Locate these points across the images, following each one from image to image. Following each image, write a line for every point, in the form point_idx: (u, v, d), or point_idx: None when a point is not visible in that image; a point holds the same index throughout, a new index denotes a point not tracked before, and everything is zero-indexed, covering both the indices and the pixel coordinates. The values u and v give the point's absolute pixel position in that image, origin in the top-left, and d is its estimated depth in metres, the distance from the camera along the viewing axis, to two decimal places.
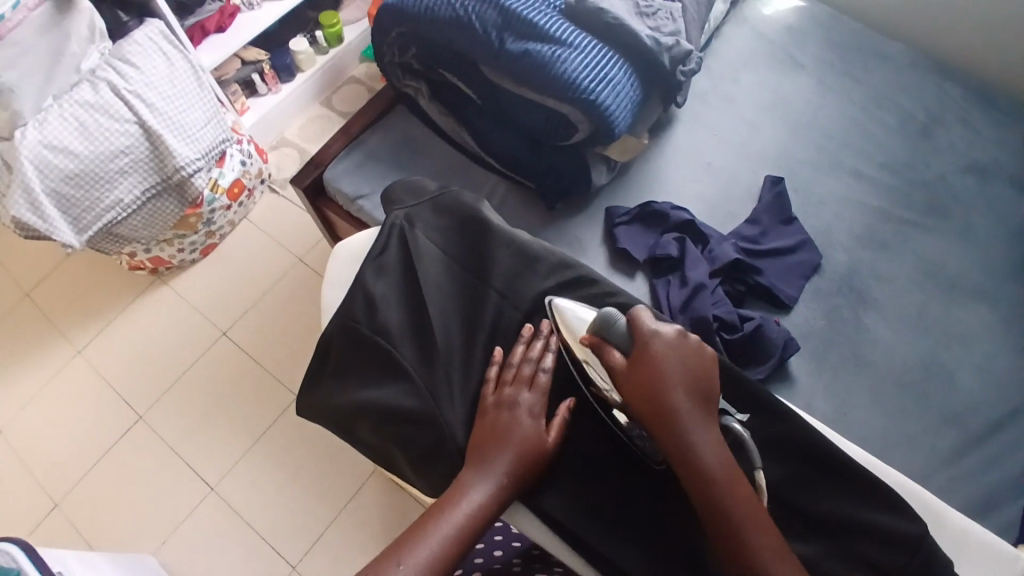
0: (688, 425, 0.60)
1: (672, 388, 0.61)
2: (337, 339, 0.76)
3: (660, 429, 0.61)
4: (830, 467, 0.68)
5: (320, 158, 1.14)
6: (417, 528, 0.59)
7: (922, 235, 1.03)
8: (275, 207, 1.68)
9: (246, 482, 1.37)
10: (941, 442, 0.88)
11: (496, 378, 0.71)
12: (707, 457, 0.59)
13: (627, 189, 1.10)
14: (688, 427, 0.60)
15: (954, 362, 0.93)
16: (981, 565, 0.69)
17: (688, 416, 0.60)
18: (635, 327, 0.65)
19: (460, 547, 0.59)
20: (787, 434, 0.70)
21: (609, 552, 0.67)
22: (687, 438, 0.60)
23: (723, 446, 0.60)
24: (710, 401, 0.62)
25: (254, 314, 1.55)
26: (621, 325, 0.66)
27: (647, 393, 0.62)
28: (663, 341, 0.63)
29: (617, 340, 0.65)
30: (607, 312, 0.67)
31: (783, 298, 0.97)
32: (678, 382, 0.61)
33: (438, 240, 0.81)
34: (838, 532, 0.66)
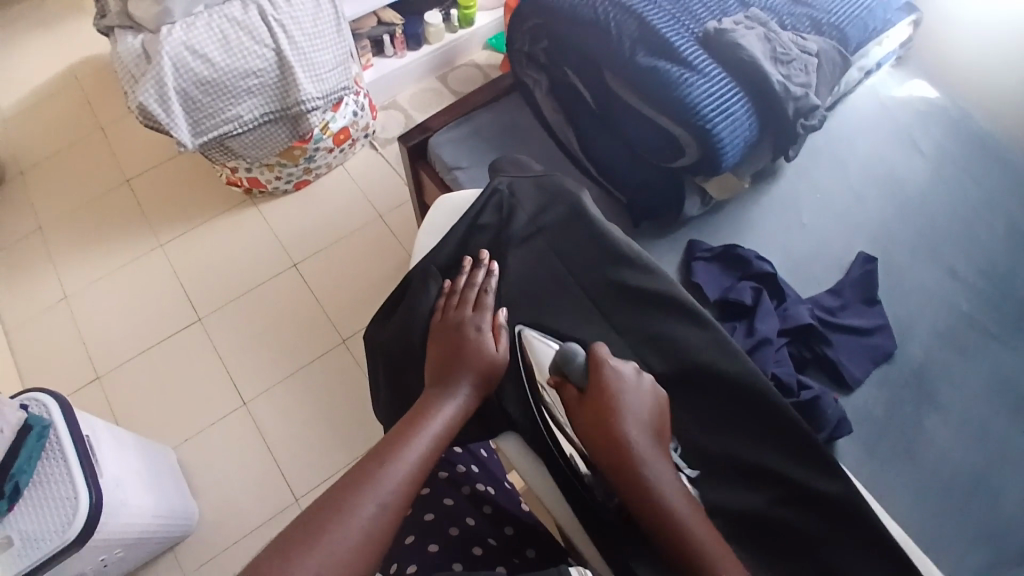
0: (643, 460, 0.61)
1: (630, 419, 0.63)
2: (414, 285, 0.81)
3: (618, 470, 0.62)
4: (873, 547, 0.65)
5: (427, 124, 1.19)
6: (392, 442, 0.62)
7: (1006, 352, 0.98)
8: (371, 162, 1.75)
9: (273, 406, 1.43)
10: (975, 564, 0.83)
11: (444, 305, 0.77)
12: (665, 491, 0.60)
13: (714, 228, 1.09)
14: (647, 462, 0.61)
15: (1012, 491, 0.87)
16: None
17: (644, 455, 0.62)
18: (591, 360, 0.68)
19: (432, 459, 0.63)
20: (837, 497, 0.68)
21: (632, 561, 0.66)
22: (643, 470, 0.61)
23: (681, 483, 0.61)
24: (661, 440, 0.64)
25: (325, 255, 1.62)
26: (581, 357, 0.69)
27: (603, 431, 0.63)
28: (620, 377, 0.66)
29: (574, 376, 0.69)
30: (570, 348, 0.71)
31: (845, 377, 0.94)
32: (633, 418, 0.64)
33: (531, 216, 0.84)
34: None
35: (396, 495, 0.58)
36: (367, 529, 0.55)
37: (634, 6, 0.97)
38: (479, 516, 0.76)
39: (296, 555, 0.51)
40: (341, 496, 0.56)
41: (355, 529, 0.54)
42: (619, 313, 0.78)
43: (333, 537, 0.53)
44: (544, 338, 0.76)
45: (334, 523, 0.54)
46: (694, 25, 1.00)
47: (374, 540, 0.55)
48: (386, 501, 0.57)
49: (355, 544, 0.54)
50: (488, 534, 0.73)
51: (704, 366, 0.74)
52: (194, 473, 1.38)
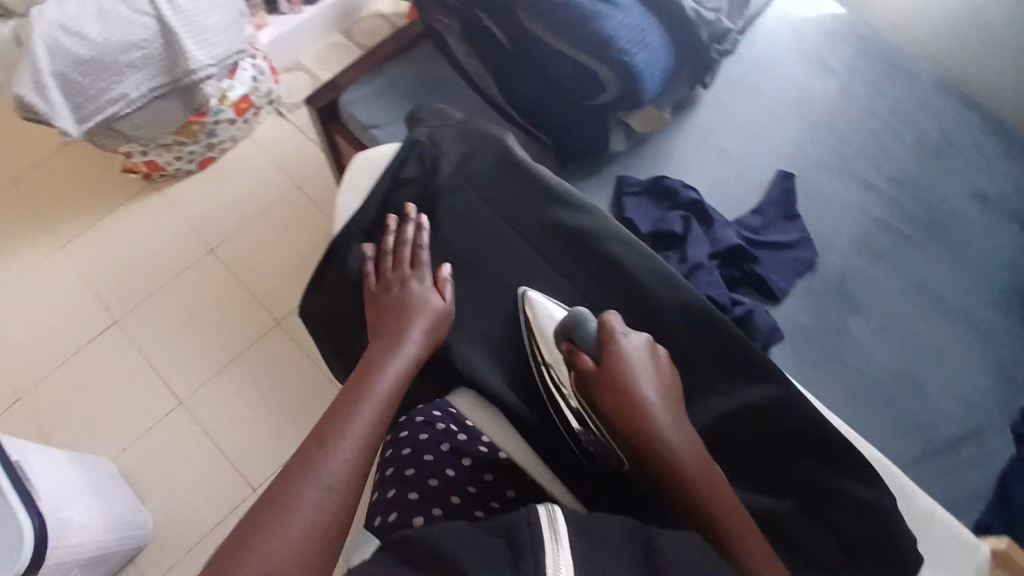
0: (660, 423, 0.63)
1: (644, 387, 0.65)
2: (342, 252, 0.78)
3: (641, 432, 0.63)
4: (815, 442, 0.70)
5: (337, 82, 1.11)
6: (331, 417, 0.62)
7: (914, 251, 1.05)
8: (280, 130, 1.64)
9: (215, 399, 1.37)
10: (901, 444, 0.92)
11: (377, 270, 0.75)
12: (680, 452, 0.62)
13: (641, 161, 1.10)
14: (662, 426, 0.63)
15: (928, 376, 0.96)
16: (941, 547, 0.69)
17: (662, 413, 0.64)
18: (603, 328, 0.69)
19: (377, 428, 0.63)
20: (776, 398, 0.72)
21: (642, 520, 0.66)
22: (658, 432, 0.63)
23: (696, 444, 0.63)
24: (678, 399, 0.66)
25: (246, 234, 1.53)
26: (591, 327, 0.71)
27: (621, 396, 0.65)
28: (631, 344, 0.68)
29: (585, 344, 0.70)
30: (576, 318, 0.72)
31: (774, 290, 0.99)
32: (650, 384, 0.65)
33: (456, 166, 0.81)
34: (817, 493, 0.68)
35: (342, 473, 0.58)
36: (318, 512, 0.55)
37: None
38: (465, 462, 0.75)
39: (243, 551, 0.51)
40: (284, 486, 0.56)
41: (302, 514, 0.54)
42: (554, 256, 0.79)
43: (281, 526, 0.53)
44: (539, 301, 0.74)
45: (280, 513, 0.54)
46: None
47: (325, 519, 0.55)
48: (331, 481, 0.57)
49: (312, 521, 0.55)
50: (466, 482, 0.73)
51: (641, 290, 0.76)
52: (141, 480, 1.31)
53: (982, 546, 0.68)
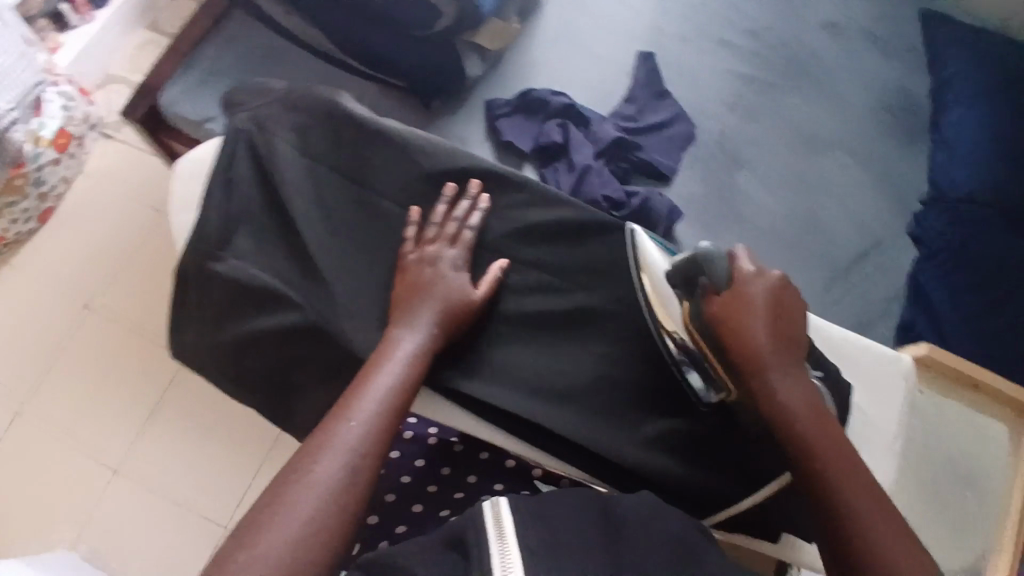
0: (774, 372, 0.52)
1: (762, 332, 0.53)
2: (193, 279, 0.59)
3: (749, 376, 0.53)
4: None
5: (152, 83, 0.99)
6: (326, 421, 0.47)
7: (782, 95, 1.08)
8: (117, 157, 1.43)
9: (153, 454, 1.27)
10: (814, 277, 0.96)
11: (416, 238, 0.59)
12: (791, 407, 0.52)
13: (502, 78, 1.04)
14: (773, 376, 0.52)
15: (822, 209, 1.00)
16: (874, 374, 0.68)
17: (778, 363, 0.52)
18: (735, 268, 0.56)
19: (388, 434, 0.47)
20: None
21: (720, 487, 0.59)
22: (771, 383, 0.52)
23: (812, 396, 0.52)
24: (797, 345, 0.54)
25: (121, 279, 1.36)
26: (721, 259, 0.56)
27: (732, 335, 0.53)
28: (761, 286, 0.55)
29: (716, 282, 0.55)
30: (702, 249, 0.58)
31: (662, 171, 0.99)
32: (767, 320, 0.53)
33: (296, 146, 0.62)
34: None
35: (340, 475, 0.43)
36: (292, 541, 0.40)
37: None
38: (420, 461, 0.64)
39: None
40: (262, 501, 0.42)
41: (278, 542, 0.39)
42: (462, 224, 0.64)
43: (252, 556, 0.39)
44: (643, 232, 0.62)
45: (248, 542, 0.39)
46: None
47: (305, 555, 0.40)
48: (313, 501, 0.42)
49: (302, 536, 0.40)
50: (427, 481, 0.61)
51: (568, 221, 0.63)
52: (105, 560, 1.22)
53: (903, 358, 0.69)
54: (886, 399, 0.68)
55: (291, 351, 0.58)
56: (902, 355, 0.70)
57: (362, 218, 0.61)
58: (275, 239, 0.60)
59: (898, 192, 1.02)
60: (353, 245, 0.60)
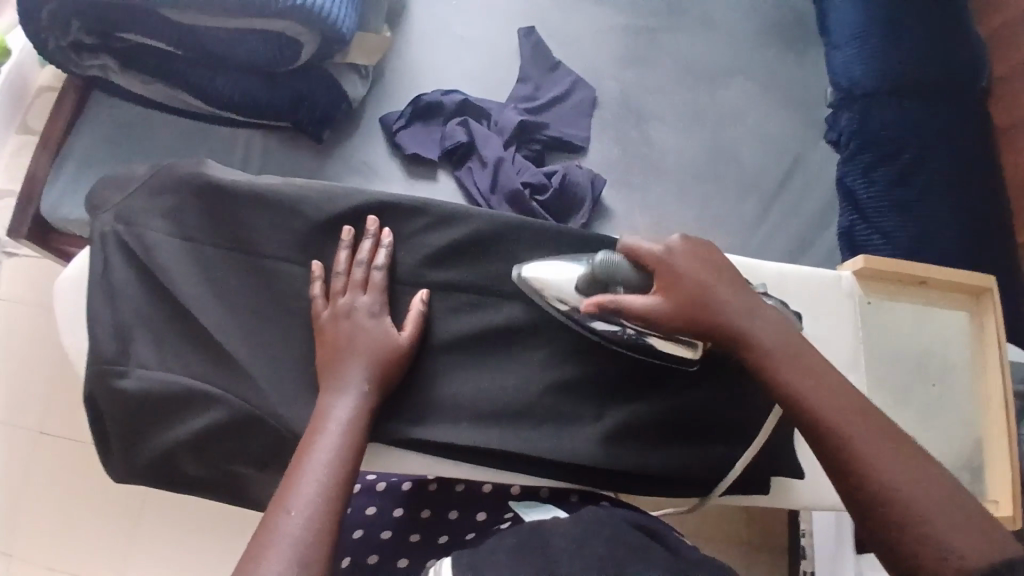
0: (741, 320, 0.52)
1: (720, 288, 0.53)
2: (101, 402, 0.55)
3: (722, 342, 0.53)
4: None
5: (28, 191, 0.93)
6: (265, 516, 0.44)
7: (669, 36, 1.06)
8: (24, 273, 1.32)
9: (148, 563, 1.19)
10: (746, 207, 0.96)
11: (325, 292, 0.57)
12: (766, 350, 0.51)
13: (391, 95, 1.01)
14: (745, 323, 0.52)
15: (738, 138, 1.00)
16: (823, 299, 0.69)
17: (732, 309, 0.52)
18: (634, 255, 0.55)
19: (332, 515, 0.45)
20: None
21: (691, 456, 0.60)
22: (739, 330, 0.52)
23: (785, 334, 0.52)
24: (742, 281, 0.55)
25: (65, 396, 1.27)
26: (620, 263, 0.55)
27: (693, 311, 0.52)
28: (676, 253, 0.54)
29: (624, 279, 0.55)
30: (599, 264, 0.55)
31: (574, 142, 0.98)
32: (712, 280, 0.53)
33: (178, 230, 0.58)
34: None
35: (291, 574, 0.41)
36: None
37: None
38: (399, 510, 0.64)
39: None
40: None
41: None
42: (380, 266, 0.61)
43: None
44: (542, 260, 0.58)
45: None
46: None
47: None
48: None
49: None
50: (409, 531, 0.61)
51: (480, 232, 0.61)
52: None
53: (844, 276, 0.71)
54: (837, 321, 0.69)
55: (226, 446, 0.55)
56: (844, 273, 0.71)
57: (267, 287, 0.58)
58: (180, 337, 0.57)
59: (803, 105, 1.03)
60: (261, 318, 0.58)
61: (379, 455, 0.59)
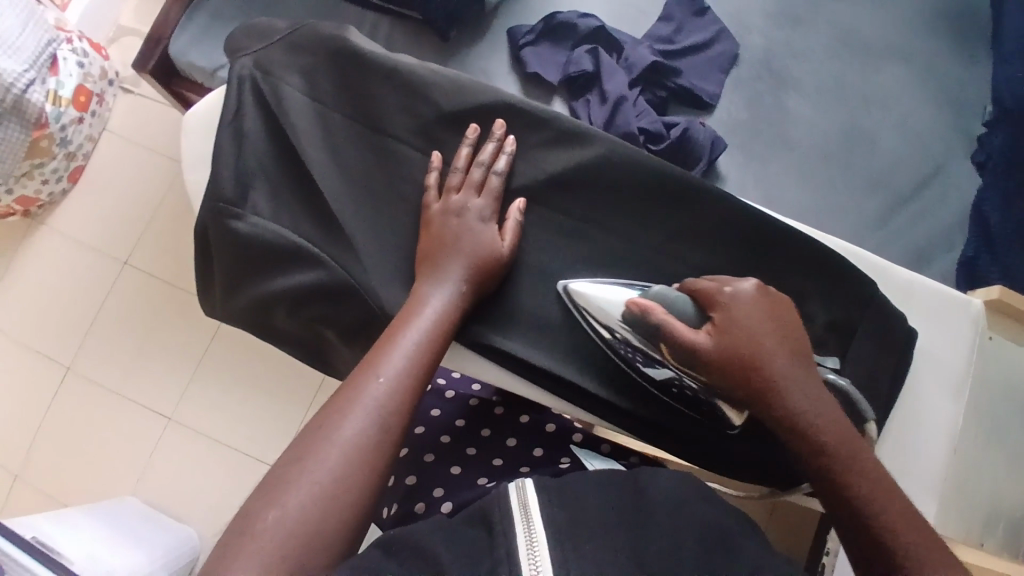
0: (784, 378, 0.49)
1: (768, 343, 0.49)
2: (214, 236, 0.57)
3: (756, 396, 0.49)
4: (824, 267, 0.60)
5: (157, 31, 0.94)
6: (353, 376, 0.45)
7: (831, 1, 0.96)
8: (136, 112, 1.39)
9: (201, 404, 1.29)
10: (869, 206, 0.89)
11: (439, 184, 0.57)
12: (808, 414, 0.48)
13: (523, 6, 0.96)
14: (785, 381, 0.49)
15: (880, 130, 0.91)
16: (937, 316, 0.65)
17: (785, 374, 0.49)
18: (701, 300, 0.53)
19: (414, 393, 0.46)
20: (761, 225, 0.60)
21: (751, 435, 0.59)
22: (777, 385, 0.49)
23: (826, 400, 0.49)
24: (805, 347, 0.51)
25: (153, 235, 1.34)
26: (681, 297, 0.53)
27: (752, 386, 0.49)
28: (744, 302, 0.51)
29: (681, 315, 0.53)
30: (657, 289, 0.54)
31: (703, 98, 0.91)
32: (768, 329, 0.50)
33: (308, 93, 0.59)
34: (840, 309, 0.60)
35: (370, 433, 0.42)
36: (321, 498, 0.39)
37: None
38: (460, 420, 0.65)
39: (234, 551, 0.36)
40: (287, 456, 0.41)
41: (306, 495, 0.39)
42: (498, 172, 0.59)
43: (284, 511, 0.38)
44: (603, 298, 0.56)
45: (274, 496, 0.38)
46: None
47: (333, 513, 0.39)
48: (340, 458, 0.41)
49: (329, 495, 0.39)
50: (467, 442, 0.61)
51: (604, 160, 0.59)
52: (168, 504, 1.26)
53: (972, 302, 0.65)
54: (949, 342, 0.64)
55: (315, 308, 0.57)
56: (972, 298, 0.66)
57: (385, 167, 0.58)
58: (293, 196, 0.58)
59: (960, 108, 0.92)
60: (369, 195, 0.58)
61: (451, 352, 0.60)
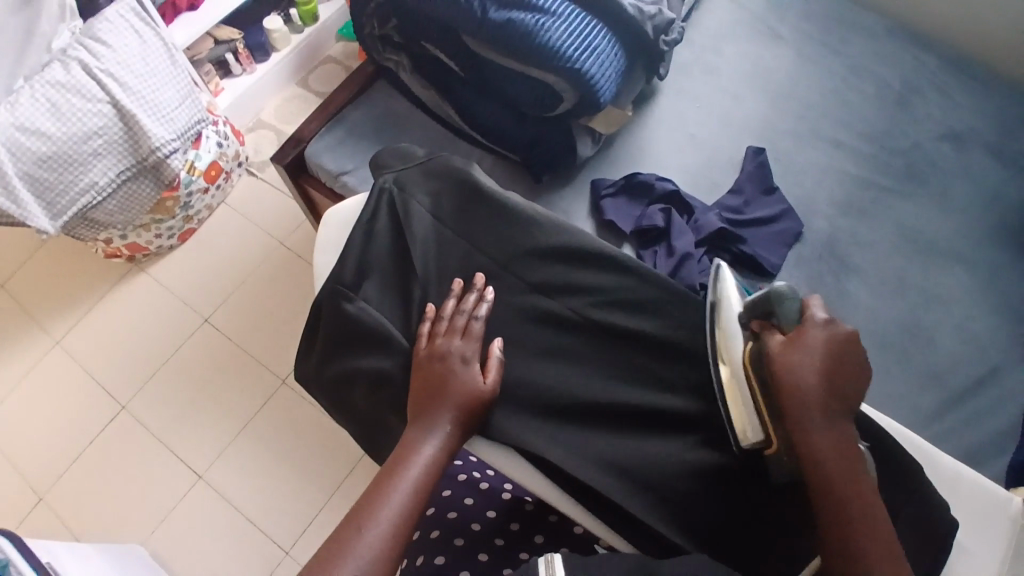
0: (816, 414, 0.54)
1: (812, 380, 0.55)
2: (326, 312, 0.67)
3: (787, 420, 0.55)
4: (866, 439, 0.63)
5: (300, 135, 1.11)
6: (346, 526, 0.53)
7: (895, 200, 1.05)
8: (255, 191, 1.59)
9: (234, 465, 1.32)
10: (922, 396, 0.91)
11: (430, 332, 0.64)
12: (824, 449, 0.53)
13: (610, 163, 1.09)
14: (817, 419, 0.54)
15: (937, 324, 0.95)
16: (975, 510, 0.65)
17: (817, 410, 0.54)
18: (806, 313, 0.58)
19: (396, 544, 0.52)
20: None
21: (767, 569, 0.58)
22: (811, 419, 0.54)
23: (847, 441, 0.54)
24: (853, 390, 0.56)
25: (239, 297, 1.48)
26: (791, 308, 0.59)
27: (790, 408, 0.55)
28: (825, 335, 0.57)
29: (780, 323, 0.59)
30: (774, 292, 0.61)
31: (765, 267, 0.98)
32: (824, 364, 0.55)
33: (431, 209, 0.71)
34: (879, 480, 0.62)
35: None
36: None
37: None
38: (492, 512, 0.68)
39: None
40: None
41: None
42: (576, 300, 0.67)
43: None
44: (727, 286, 0.65)
45: None
46: None
47: None
48: None
49: None
50: (495, 533, 0.65)
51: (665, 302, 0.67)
52: (174, 562, 1.26)
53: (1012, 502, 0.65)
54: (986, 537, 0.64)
55: (392, 393, 0.63)
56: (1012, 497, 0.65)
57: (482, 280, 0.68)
58: (395, 292, 0.67)
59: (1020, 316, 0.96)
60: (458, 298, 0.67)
61: (503, 456, 0.64)
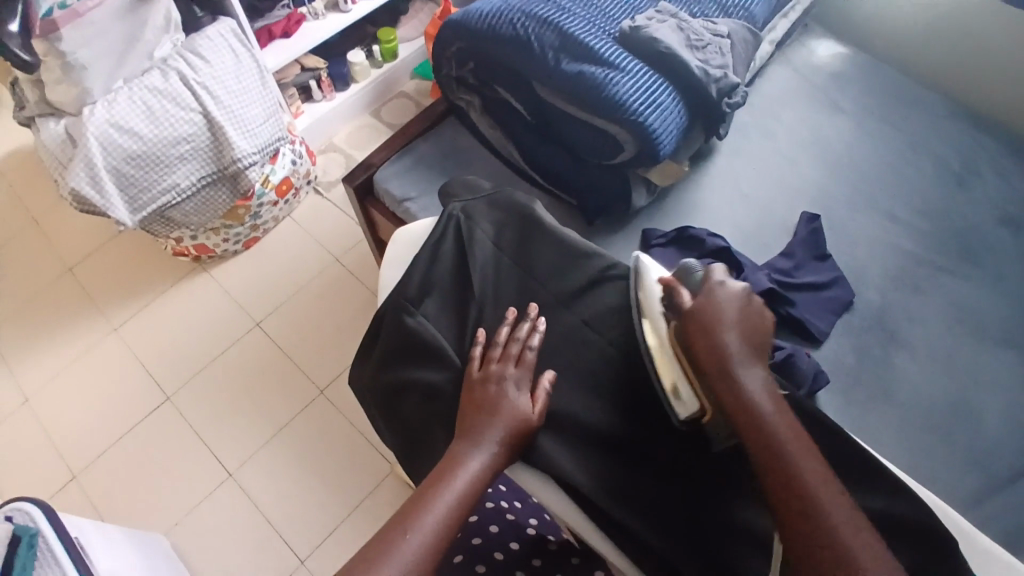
0: (739, 364, 0.58)
1: (731, 333, 0.59)
2: (388, 321, 0.72)
3: (711, 370, 0.58)
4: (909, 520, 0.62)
5: (371, 160, 1.19)
6: (388, 532, 0.55)
7: (950, 280, 1.04)
8: (319, 208, 1.68)
9: (263, 467, 1.36)
10: (967, 482, 0.88)
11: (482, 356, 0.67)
12: (757, 398, 0.56)
13: (662, 214, 1.12)
14: (740, 369, 0.57)
15: (987, 410, 0.92)
16: None
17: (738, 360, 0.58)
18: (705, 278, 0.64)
19: (432, 559, 0.53)
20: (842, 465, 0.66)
21: None
22: (735, 368, 0.57)
23: (774, 392, 0.57)
24: (765, 344, 0.60)
25: (290, 306, 1.55)
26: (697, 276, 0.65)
27: (713, 356, 0.58)
28: (731, 295, 0.62)
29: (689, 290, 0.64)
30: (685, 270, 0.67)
31: (812, 332, 0.98)
32: (730, 318, 0.60)
33: (493, 239, 0.76)
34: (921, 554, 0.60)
35: None
36: None
37: (550, 18, 0.99)
38: (515, 543, 0.71)
39: None
40: None
41: None
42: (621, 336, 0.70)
43: None
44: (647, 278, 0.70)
45: None
46: (610, 26, 1.03)
47: None
48: None
49: None
50: (519, 563, 0.68)
51: None
52: (192, 556, 1.29)
53: None
54: None
55: (441, 405, 0.66)
56: None
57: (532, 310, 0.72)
58: (450, 312, 0.72)
59: None
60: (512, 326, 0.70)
61: (542, 486, 0.65)
